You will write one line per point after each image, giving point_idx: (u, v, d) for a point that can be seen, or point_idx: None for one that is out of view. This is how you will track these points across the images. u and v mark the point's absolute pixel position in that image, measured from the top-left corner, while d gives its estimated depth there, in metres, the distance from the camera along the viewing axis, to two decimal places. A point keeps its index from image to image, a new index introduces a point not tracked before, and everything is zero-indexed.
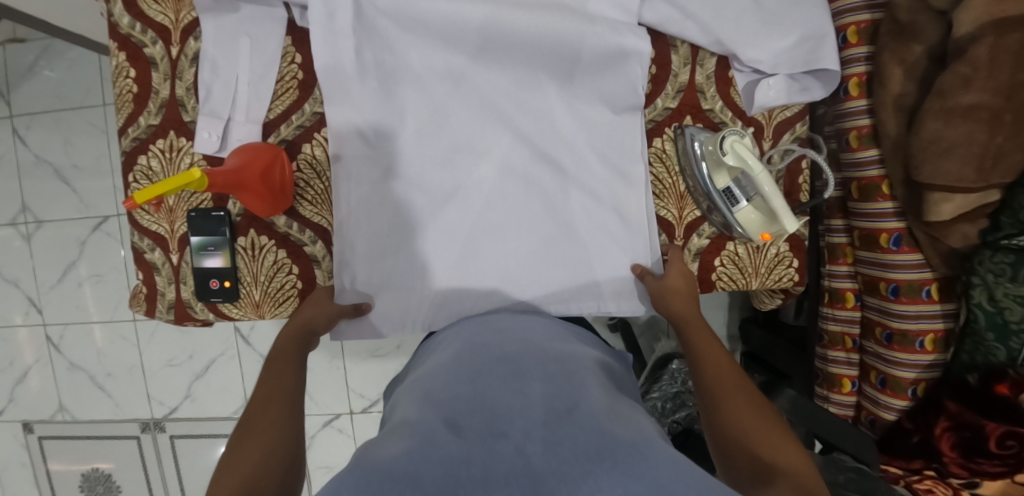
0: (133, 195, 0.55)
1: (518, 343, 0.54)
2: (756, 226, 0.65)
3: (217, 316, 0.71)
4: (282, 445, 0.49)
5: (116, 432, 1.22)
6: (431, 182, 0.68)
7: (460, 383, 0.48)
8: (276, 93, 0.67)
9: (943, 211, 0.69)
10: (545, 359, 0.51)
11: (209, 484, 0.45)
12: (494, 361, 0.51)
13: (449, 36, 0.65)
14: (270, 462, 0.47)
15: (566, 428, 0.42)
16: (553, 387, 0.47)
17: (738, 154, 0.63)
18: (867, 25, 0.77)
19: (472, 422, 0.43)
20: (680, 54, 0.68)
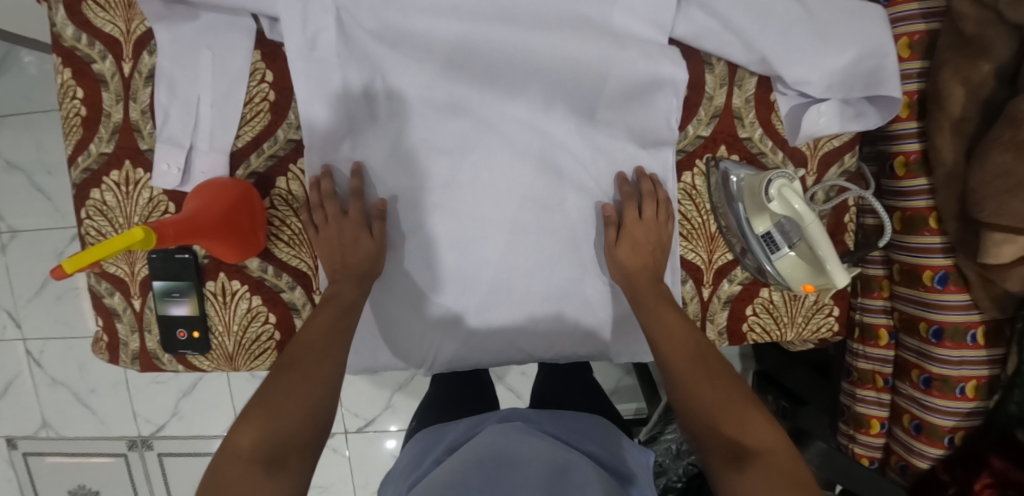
0: (63, 263, 0.42)
1: (530, 443, 0.51)
2: (798, 277, 0.58)
3: (187, 367, 0.64)
4: (309, 411, 0.47)
5: (101, 450, 1.15)
6: (438, 229, 0.61)
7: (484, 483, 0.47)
8: (244, 117, 0.58)
9: (1003, 254, 0.61)
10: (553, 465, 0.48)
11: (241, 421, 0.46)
12: (504, 467, 0.48)
13: (450, 58, 0.56)
14: (299, 431, 0.46)
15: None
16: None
17: (786, 201, 0.54)
18: (922, 36, 0.67)
19: None
20: (716, 74, 0.59)
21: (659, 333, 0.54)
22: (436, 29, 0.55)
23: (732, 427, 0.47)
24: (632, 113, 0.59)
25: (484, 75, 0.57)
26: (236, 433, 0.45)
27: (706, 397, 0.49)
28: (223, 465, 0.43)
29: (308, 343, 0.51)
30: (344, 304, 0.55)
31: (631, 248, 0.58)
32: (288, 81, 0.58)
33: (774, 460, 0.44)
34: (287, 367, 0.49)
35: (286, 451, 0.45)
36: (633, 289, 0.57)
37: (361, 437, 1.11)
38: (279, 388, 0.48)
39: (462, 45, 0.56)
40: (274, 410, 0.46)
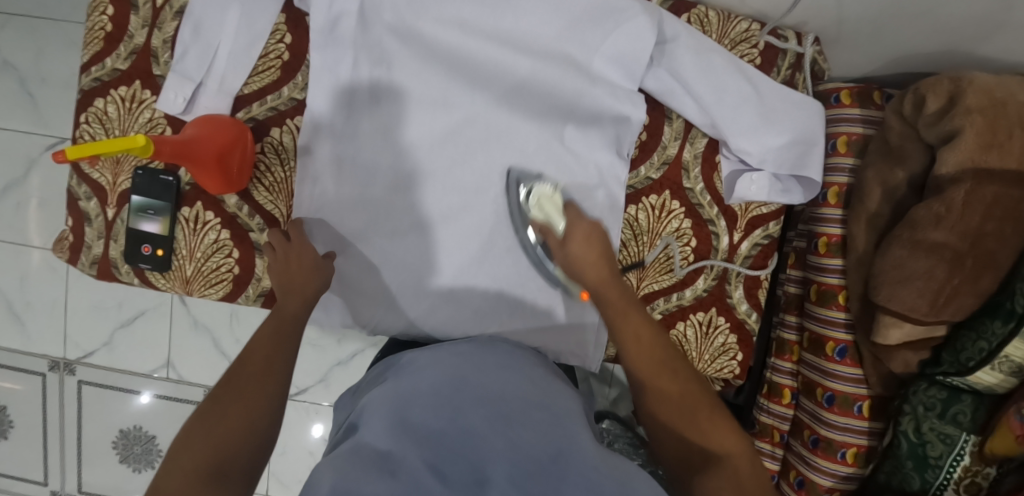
0: (67, 147, 0.49)
1: (504, 380, 0.54)
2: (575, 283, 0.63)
3: (142, 283, 0.67)
4: (259, 415, 0.51)
5: (19, 366, 1.12)
6: (427, 208, 0.65)
7: (440, 420, 0.48)
8: (255, 69, 0.63)
9: (891, 336, 0.71)
10: (533, 401, 0.52)
11: (187, 434, 0.49)
12: (484, 398, 0.51)
13: (458, 67, 0.63)
14: (249, 434, 0.49)
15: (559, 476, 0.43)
16: (546, 433, 0.48)
17: (544, 210, 0.62)
18: (858, 138, 0.77)
19: (456, 471, 0.44)
20: (673, 127, 0.67)
21: (637, 346, 0.53)
22: (442, 36, 0.61)
23: (701, 437, 0.49)
24: (593, 145, 0.65)
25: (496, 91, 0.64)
26: (178, 458, 0.47)
27: (681, 409, 0.50)
28: (167, 484, 0.45)
29: (260, 352, 0.55)
30: (282, 316, 0.58)
31: (570, 251, 0.59)
32: (303, 44, 0.63)
33: (739, 467, 0.47)
34: (226, 391, 0.51)
35: (229, 469, 0.47)
36: (604, 308, 0.56)
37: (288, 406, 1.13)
38: (217, 413, 0.50)
39: (529, 85, 0.63)
40: (218, 419, 0.50)
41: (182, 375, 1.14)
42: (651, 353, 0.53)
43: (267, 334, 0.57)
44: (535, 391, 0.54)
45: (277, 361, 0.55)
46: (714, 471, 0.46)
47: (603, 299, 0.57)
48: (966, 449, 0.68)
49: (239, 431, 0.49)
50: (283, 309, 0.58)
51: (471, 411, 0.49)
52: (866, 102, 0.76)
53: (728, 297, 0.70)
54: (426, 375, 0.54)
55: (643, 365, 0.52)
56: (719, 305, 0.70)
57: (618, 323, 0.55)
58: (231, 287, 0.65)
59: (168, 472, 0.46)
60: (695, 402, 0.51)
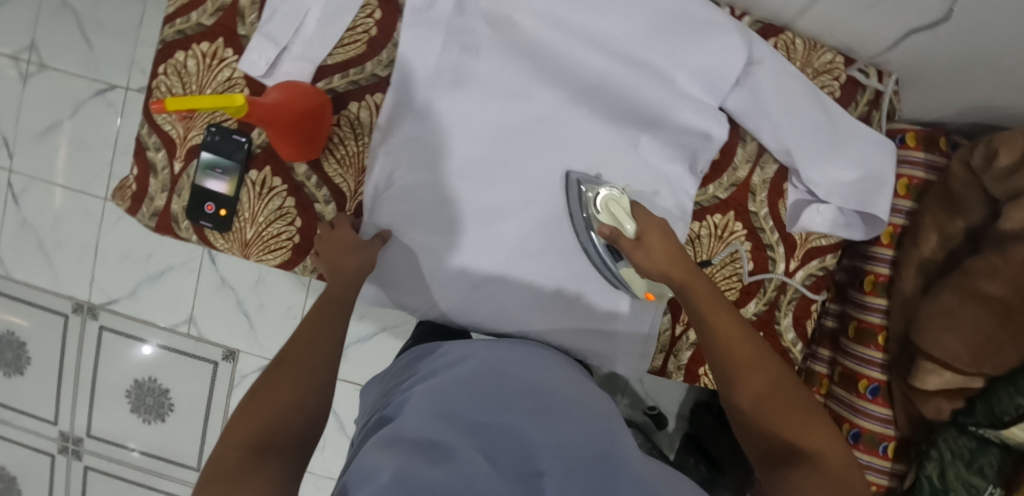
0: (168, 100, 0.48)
1: (537, 382, 0.56)
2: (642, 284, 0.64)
3: (199, 240, 0.67)
4: (304, 394, 0.53)
5: (43, 303, 1.12)
6: (482, 201, 0.65)
7: (486, 413, 0.49)
8: (341, 41, 0.62)
9: (928, 382, 0.71)
10: (569, 403, 0.53)
11: (240, 409, 0.51)
12: (522, 395, 0.52)
13: (542, 62, 0.62)
14: (295, 411, 0.52)
15: (606, 472, 0.43)
16: (588, 433, 0.48)
17: (611, 215, 0.58)
18: (918, 182, 0.77)
19: (507, 458, 0.44)
20: (746, 150, 0.67)
21: (727, 341, 0.53)
22: (535, 31, 0.60)
23: (791, 433, 0.51)
24: (666, 158, 0.65)
25: (577, 90, 0.63)
26: (230, 430, 0.49)
27: (774, 407, 0.52)
28: (219, 459, 0.47)
29: (307, 335, 0.57)
30: (329, 297, 0.60)
31: (653, 256, 0.55)
32: (392, 22, 0.62)
33: (828, 462, 0.50)
34: (275, 370, 0.54)
35: (276, 446, 0.49)
36: (686, 297, 0.55)
37: None
38: (265, 389, 0.52)
39: (613, 89, 0.62)
40: (267, 397, 0.52)
41: (202, 333, 1.14)
42: (738, 343, 0.53)
43: (314, 311, 0.59)
44: (568, 394, 0.55)
45: (321, 344, 0.57)
46: (802, 467, 0.49)
47: (689, 292, 0.55)
48: None
49: (287, 407, 0.51)
50: (330, 289, 0.60)
51: (514, 406, 0.50)
52: (931, 146, 0.76)
53: (776, 324, 0.70)
54: (463, 369, 0.56)
55: (733, 359, 0.53)
56: (766, 331, 0.70)
57: (711, 321, 0.53)
58: (290, 255, 0.66)
59: (220, 446, 0.48)
60: (791, 406, 0.52)
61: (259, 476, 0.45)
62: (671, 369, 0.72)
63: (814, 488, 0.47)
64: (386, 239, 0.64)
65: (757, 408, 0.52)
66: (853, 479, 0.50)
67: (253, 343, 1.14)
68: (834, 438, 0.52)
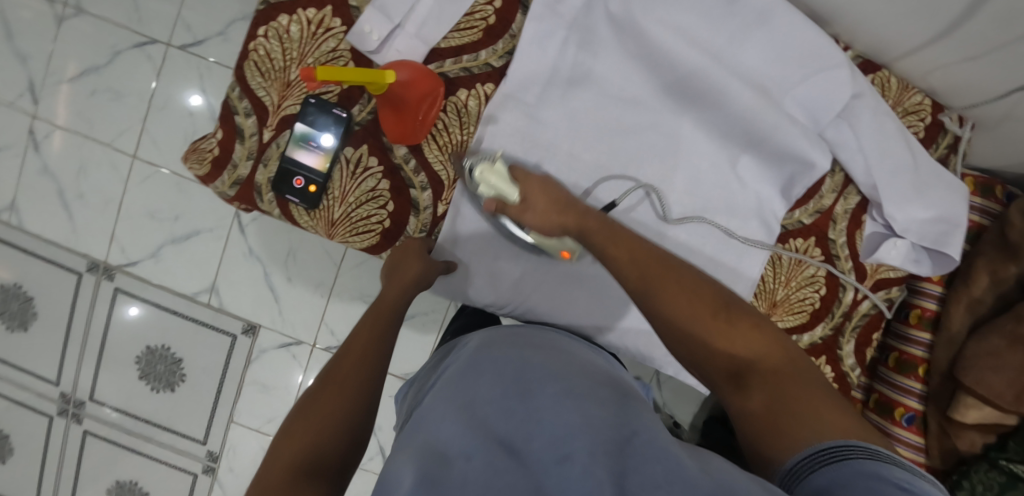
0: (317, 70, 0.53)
1: (565, 365, 0.51)
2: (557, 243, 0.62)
3: (281, 214, 0.64)
4: (354, 409, 0.49)
5: (56, 259, 1.06)
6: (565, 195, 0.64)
7: (508, 399, 0.46)
8: (457, 25, 0.61)
9: (968, 415, 0.76)
10: (600, 385, 0.48)
11: (284, 425, 0.48)
12: (548, 376, 0.48)
13: (656, 67, 0.62)
14: (344, 428, 0.48)
15: (637, 453, 0.38)
16: (620, 414, 0.43)
17: (489, 184, 0.57)
18: (972, 226, 0.81)
19: (531, 446, 0.41)
20: (834, 180, 0.69)
21: (626, 258, 0.51)
22: (660, 34, 0.60)
23: (728, 347, 0.48)
24: (761, 180, 0.66)
25: (684, 97, 0.63)
26: (278, 447, 0.46)
27: (689, 320, 0.49)
28: (265, 479, 0.43)
29: (355, 344, 0.55)
30: (382, 307, 0.60)
31: (538, 213, 0.55)
32: (511, 13, 0.61)
33: (769, 368, 0.47)
34: (323, 382, 0.51)
35: (325, 465, 0.45)
36: (586, 244, 0.54)
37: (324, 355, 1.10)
38: (311, 401, 0.49)
39: (724, 103, 0.62)
40: (313, 411, 0.48)
41: (223, 304, 1.09)
42: (640, 257, 0.51)
43: (370, 325, 0.57)
44: (603, 379, 0.50)
45: (372, 356, 0.54)
46: (752, 385, 0.47)
47: (587, 234, 0.54)
48: None
49: (335, 422, 0.48)
50: (383, 298, 0.60)
51: (537, 389, 0.46)
52: (987, 193, 0.80)
53: (839, 349, 0.72)
54: (482, 357, 0.52)
55: (637, 276, 0.51)
56: (829, 354, 0.72)
57: (612, 249, 0.52)
58: (377, 238, 0.64)
59: (264, 470, 0.45)
60: (713, 317, 0.49)
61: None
62: None
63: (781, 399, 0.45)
64: (450, 270, 0.64)
65: (682, 334, 0.49)
66: (794, 375, 0.47)
67: (275, 319, 1.09)
68: (782, 346, 0.49)
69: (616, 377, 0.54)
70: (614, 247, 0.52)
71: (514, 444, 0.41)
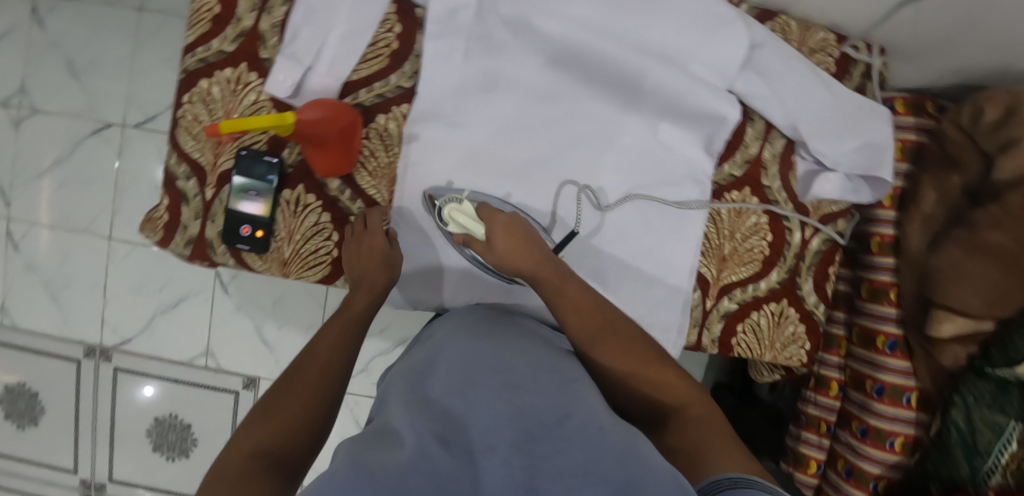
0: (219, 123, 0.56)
1: (511, 351, 0.53)
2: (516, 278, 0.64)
3: (236, 263, 0.67)
4: (317, 407, 0.52)
5: (55, 351, 1.10)
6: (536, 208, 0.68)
7: (452, 394, 0.48)
8: (364, 57, 0.64)
9: (944, 329, 0.75)
10: (541, 368, 0.51)
11: (246, 422, 0.50)
12: (489, 365, 0.50)
13: (560, 57, 0.64)
14: (306, 422, 0.50)
15: (566, 436, 0.44)
16: (554, 397, 0.48)
17: (457, 222, 0.61)
18: (912, 144, 0.82)
19: (460, 440, 0.44)
20: (755, 128, 0.71)
21: (568, 309, 0.56)
22: (552, 25, 0.63)
23: (653, 390, 0.54)
24: (684, 142, 0.69)
25: (590, 78, 0.65)
26: (240, 438, 0.48)
27: (620, 362, 0.54)
28: (228, 465, 0.45)
29: (319, 352, 0.57)
30: (350, 316, 0.61)
31: (498, 254, 0.59)
32: (412, 35, 0.64)
33: (686, 407, 0.53)
34: (288, 382, 0.53)
35: (286, 452, 0.47)
36: (538, 287, 0.58)
37: None
38: (274, 401, 0.51)
39: (628, 78, 0.65)
40: (276, 409, 0.50)
41: (220, 364, 1.11)
42: (584, 312, 0.56)
43: (336, 330, 0.59)
44: (544, 357, 0.53)
45: (335, 369, 0.56)
46: (670, 418, 0.52)
47: (539, 281, 0.58)
48: (1013, 436, 0.73)
49: (297, 419, 0.50)
50: (352, 307, 0.62)
51: (478, 382, 0.48)
52: (920, 111, 0.81)
53: (798, 289, 0.73)
54: (443, 346, 0.55)
55: (583, 331, 0.55)
56: (790, 296, 0.73)
57: (557, 299, 0.57)
58: (330, 269, 0.67)
59: (224, 461, 0.45)
60: (636, 357, 0.55)
61: (261, 479, 0.43)
62: (705, 343, 0.73)
63: (697, 436, 0.49)
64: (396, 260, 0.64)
65: (613, 378, 0.54)
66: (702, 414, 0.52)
67: (273, 370, 1.11)
68: (694, 394, 0.54)
69: (553, 345, 0.57)
70: (558, 296, 0.57)
71: (447, 437, 0.44)
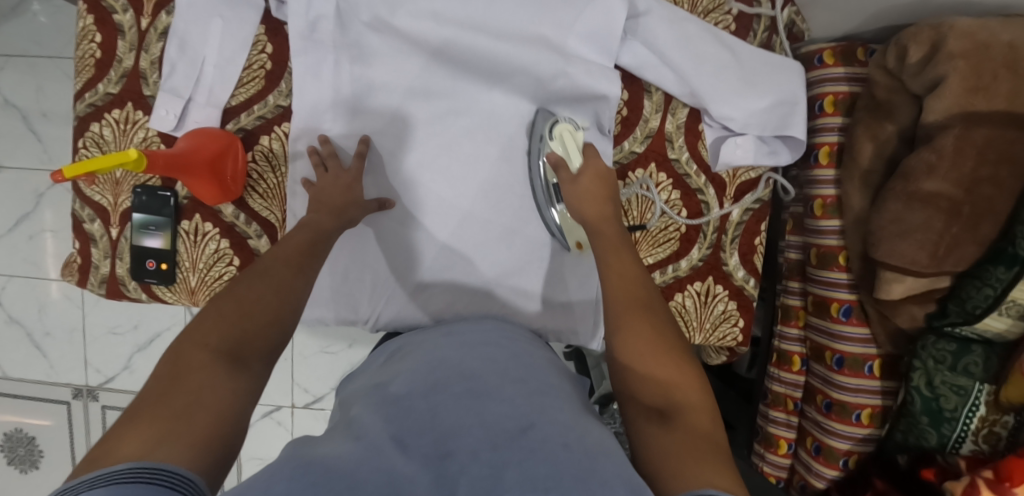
0: (65, 169, 0.52)
1: (477, 360, 0.49)
2: (575, 233, 0.68)
3: (150, 297, 0.69)
4: (277, 315, 0.50)
5: (45, 396, 1.16)
6: (444, 195, 0.68)
7: (416, 395, 0.43)
8: (241, 81, 0.65)
9: (894, 291, 0.69)
10: (506, 376, 0.46)
11: (211, 309, 0.48)
12: (454, 373, 0.46)
13: (439, 53, 0.64)
14: (267, 330, 0.48)
15: (527, 446, 0.37)
16: (521, 405, 0.42)
17: (563, 142, 0.64)
18: (845, 97, 0.76)
19: (419, 441, 0.38)
20: (653, 101, 0.68)
21: (619, 277, 0.54)
22: (418, 26, 0.63)
23: (667, 385, 0.48)
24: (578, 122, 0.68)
25: (467, 70, 0.66)
26: (200, 331, 0.46)
27: (643, 352, 0.49)
28: (185, 356, 0.44)
29: (272, 261, 0.53)
30: (318, 231, 0.57)
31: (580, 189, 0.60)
32: (285, 54, 0.65)
33: (694, 423, 0.45)
34: (252, 274, 0.51)
35: (247, 354, 0.46)
36: (594, 240, 0.58)
37: (301, 413, 1.16)
38: (244, 292, 0.49)
39: (506, 66, 0.65)
40: (238, 309, 0.48)
41: None
42: (633, 288, 0.54)
43: (303, 241, 0.56)
44: (513, 366, 0.48)
45: (294, 285, 0.52)
46: (669, 423, 0.45)
47: (599, 234, 0.57)
48: (980, 398, 0.67)
49: (266, 321, 0.49)
50: (320, 225, 0.57)
51: (442, 387, 0.44)
52: (850, 59, 0.75)
53: (724, 265, 0.70)
54: (413, 359, 0.51)
55: (620, 302, 0.53)
56: (715, 273, 0.70)
57: (611, 268, 0.55)
58: None
59: (189, 340, 0.45)
60: (660, 349, 0.49)
61: (216, 382, 0.42)
62: None
63: (682, 443, 0.43)
64: (386, 208, 0.65)
65: (637, 368, 0.49)
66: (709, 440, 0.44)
67: None
68: (711, 413, 0.47)
69: (527, 358, 0.52)
70: (611, 266, 0.55)
71: (404, 441, 0.38)
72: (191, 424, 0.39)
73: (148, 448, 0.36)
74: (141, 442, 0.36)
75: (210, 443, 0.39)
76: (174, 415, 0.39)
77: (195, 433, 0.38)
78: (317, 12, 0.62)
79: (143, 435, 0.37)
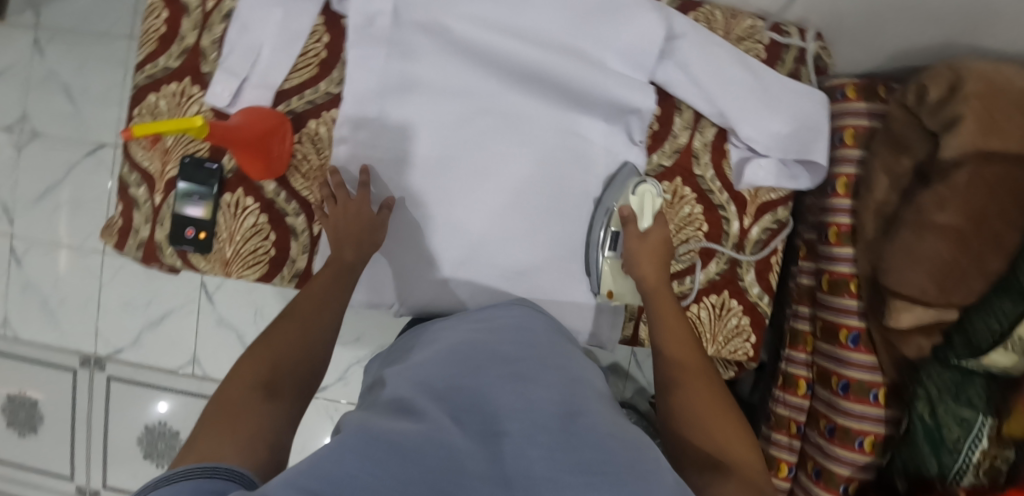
0: (131, 128, 0.56)
1: (511, 343, 0.50)
2: (621, 284, 0.71)
3: (184, 264, 0.71)
4: (308, 348, 0.56)
5: (52, 362, 1.17)
6: (471, 191, 0.70)
7: (457, 374, 0.45)
8: (295, 66, 0.69)
9: (902, 320, 0.70)
10: (547, 365, 0.48)
11: (250, 351, 0.54)
12: (498, 359, 0.47)
13: (483, 56, 0.68)
14: (301, 362, 0.54)
15: (577, 437, 0.39)
16: (565, 396, 0.44)
17: (642, 198, 0.67)
18: (864, 130, 0.79)
19: (472, 419, 0.41)
20: (683, 118, 0.71)
21: (676, 344, 0.60)
22: (464, 29, 0.66)
23: (722, 440, 0.52)
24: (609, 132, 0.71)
25: (505, 75, 0.69)
26: (240, 369, 0.52)
27: (702, 407, 0.54)
28: (228, 392, 0.50)
29: (306, 303, 0.59)
30: (341, 264, 0.62)
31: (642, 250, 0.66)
32: (340, 45, 0.69)
33: (745, 474, 0.49)
34: (288, 316, 0.58)
35: (282, 383, 0.51)
36: (651, 300, 0.64)
37: None
38: (277, 336, 0.56)
39: (543, 73, 0.68)
40: (273, 347, 0.55)
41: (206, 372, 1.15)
42: (688, 354, 0.60)
43: (328, 276, 0.61)
44: (549, 353, 0.50)
45: (322, 319, 0.58)
46: (727, 475, 0.49)
47: (659, 297, 0.64)
48: (983, 432, 0.68)
49: (297, 354, 0.55)
50: (339, 255, 0.62)
51: (483, 371, 0.46)
52: (871, 96, 0.79)
53: (740, 280, 0.72)
54: (450, 340, 0.53)
55: (676, 361, 0.59)
56: (731, 288, 0.72)
57: (667, 334, 0.61)
58: (268, 268, 0.70)
59: (233, 377, 0.51)
60: (718, 407, 0.54)
61: (255, 408, 0.48)
62: (642, 337, 0.77)
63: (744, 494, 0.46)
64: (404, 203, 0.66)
65: (693, 416, 0.54)
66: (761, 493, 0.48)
67: None
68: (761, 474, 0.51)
69: (562, 347, 0.54)
70: (667, 331, 0.61)
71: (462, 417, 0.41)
72: (237, 441, 0.45)
73: (205, 457, 0.42)
74: (197, 453, 0.42)
75: (254, 450, 0.44)
76: (223, 434, 0.45)
77: (241, 445, 0.44)
78: (374, 8, 0.65)
79: (199, 450, 0.43)
